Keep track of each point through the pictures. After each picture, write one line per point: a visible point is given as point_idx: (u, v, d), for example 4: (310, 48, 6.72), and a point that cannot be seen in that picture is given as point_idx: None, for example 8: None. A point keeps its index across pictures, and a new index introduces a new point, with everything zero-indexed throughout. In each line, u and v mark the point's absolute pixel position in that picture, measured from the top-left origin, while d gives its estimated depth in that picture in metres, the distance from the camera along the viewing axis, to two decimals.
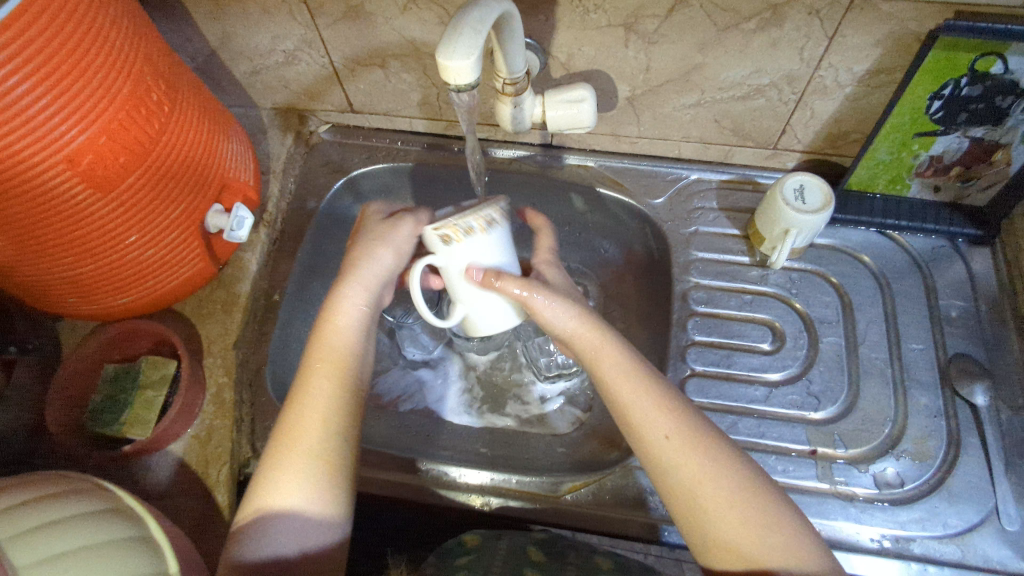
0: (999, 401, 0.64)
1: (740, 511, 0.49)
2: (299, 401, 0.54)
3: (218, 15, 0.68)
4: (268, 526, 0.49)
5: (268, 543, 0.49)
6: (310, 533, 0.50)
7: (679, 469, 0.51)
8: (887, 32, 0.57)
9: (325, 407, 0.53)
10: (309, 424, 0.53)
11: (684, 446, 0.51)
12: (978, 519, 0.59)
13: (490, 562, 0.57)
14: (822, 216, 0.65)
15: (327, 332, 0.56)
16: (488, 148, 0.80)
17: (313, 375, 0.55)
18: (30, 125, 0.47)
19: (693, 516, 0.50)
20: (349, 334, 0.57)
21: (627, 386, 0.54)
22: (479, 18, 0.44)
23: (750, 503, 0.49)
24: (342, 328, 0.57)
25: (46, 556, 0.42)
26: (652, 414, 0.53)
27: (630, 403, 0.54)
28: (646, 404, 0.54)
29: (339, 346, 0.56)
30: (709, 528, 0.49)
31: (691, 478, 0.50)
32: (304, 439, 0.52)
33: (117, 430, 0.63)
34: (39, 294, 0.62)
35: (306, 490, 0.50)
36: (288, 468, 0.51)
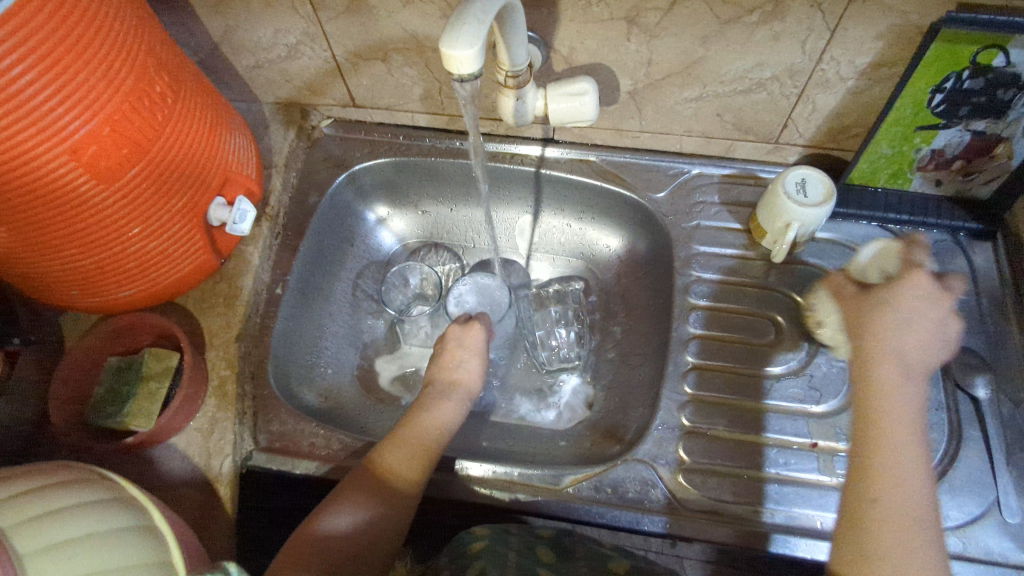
0: (1001, 394, 0.64)
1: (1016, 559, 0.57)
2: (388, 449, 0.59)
3: (221, 9, 0.68)
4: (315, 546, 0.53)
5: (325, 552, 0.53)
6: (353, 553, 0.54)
7: (879, 508, 0.55)
8: (889, 24, 0.57)
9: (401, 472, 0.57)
10: (387, 480, 0.57)
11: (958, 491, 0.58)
12: (979, 511, 0.59)
13: (505, 559, 0.58)
14: (824, 210, 0.65)
15: (421, 426, 0.61)
16: (491, 142, 0.80)
17: (403, 445, 0.59)
18: (33, 116, 0.47)
19: (857, 550, 0.54)
20: (439, 432, 0.61)
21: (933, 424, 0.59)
22: (483, 9, 0.44)
23: (948, 562, 0.53)
24: (435, 425, 0.61)
25: (50, 544, 0.42)
26: (908, 450, 0.57)
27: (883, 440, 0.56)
28: (890, 450, 0.56)
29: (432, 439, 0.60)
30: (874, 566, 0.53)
31: (895, 532, 0.54)
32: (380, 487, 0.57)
33: (121, 422, 0.63)
34: (42, 286, 0.62)
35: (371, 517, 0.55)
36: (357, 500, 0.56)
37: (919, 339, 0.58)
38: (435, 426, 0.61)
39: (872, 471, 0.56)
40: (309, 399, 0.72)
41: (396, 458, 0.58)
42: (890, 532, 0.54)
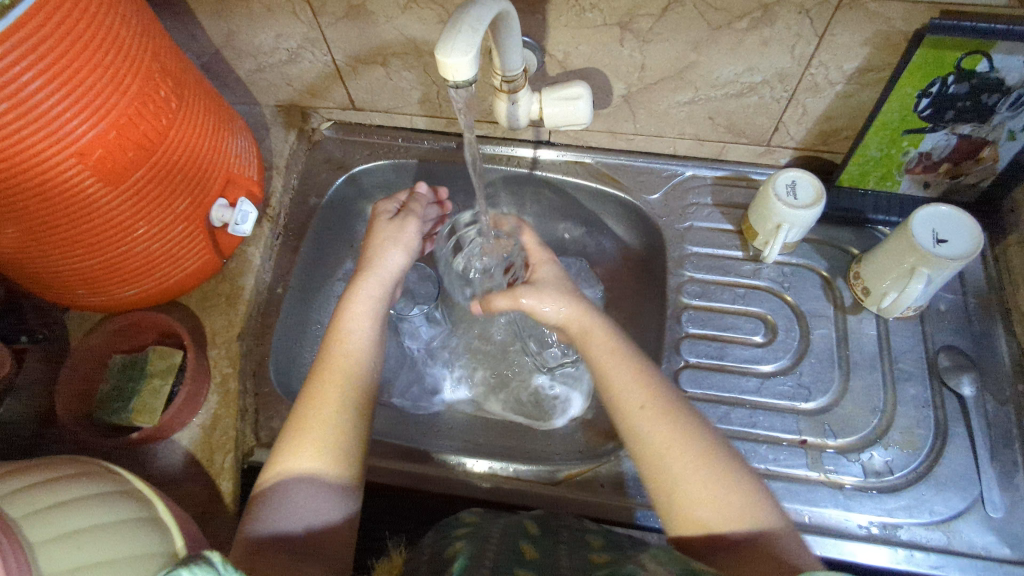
0: (985, 392, 0.65)
1: (737, 514, 0.50)
2: (310, 401, 0.55)
3: (223, 14, 0.70)
4: (283, 515, 0.51)
5: (284, 520, 0.51)
6: (327, 506, 0.52)
7: (661, 442, 0.54)
8: (875, 30, 0.58)
9: (330, 406, 0.55)
10: (315, 417, 0.54)
11: (678, 444, 0.53)
12: (963, 506, 0.60)
13: (489, 534, 0.56)
14: (813, 211, 0.66)
15: (335, 361, 0.58)
16: (488, 145, 0.82)
17: (320, 380, 0.56)
18: (40, 121, 0.49)
19: (661, 481, 0.53)
20: (352, 339, 0.59)
21: (626, 384, 0.57)
22: (478, 17, 0.45)
23: (762, 506, 0.51)
24: (349, 349, 0.59)
25: (61, 533, 0.44)
26: (681, 416, 0.55)
27: (618, 386, 0.58)
28: (658, 391, 0.57)
29: (350, 371, 0.57)
30: (685, 513, 0.51)
31: (685, 470, 0.52)
32: (313, 426, 0.54)
33: (126, 418, 0.65)
34: (49, 285, 0.64)
35: (323, 459, 0.52)
36: (299, 444, 0.53)
37: (896, 291, 0.65)
38: (355, 343, 0.59)
39: (625, 392, 0.57)
40: None
41: (319, 394, 0.55)
42: (691, 487, 0.52)
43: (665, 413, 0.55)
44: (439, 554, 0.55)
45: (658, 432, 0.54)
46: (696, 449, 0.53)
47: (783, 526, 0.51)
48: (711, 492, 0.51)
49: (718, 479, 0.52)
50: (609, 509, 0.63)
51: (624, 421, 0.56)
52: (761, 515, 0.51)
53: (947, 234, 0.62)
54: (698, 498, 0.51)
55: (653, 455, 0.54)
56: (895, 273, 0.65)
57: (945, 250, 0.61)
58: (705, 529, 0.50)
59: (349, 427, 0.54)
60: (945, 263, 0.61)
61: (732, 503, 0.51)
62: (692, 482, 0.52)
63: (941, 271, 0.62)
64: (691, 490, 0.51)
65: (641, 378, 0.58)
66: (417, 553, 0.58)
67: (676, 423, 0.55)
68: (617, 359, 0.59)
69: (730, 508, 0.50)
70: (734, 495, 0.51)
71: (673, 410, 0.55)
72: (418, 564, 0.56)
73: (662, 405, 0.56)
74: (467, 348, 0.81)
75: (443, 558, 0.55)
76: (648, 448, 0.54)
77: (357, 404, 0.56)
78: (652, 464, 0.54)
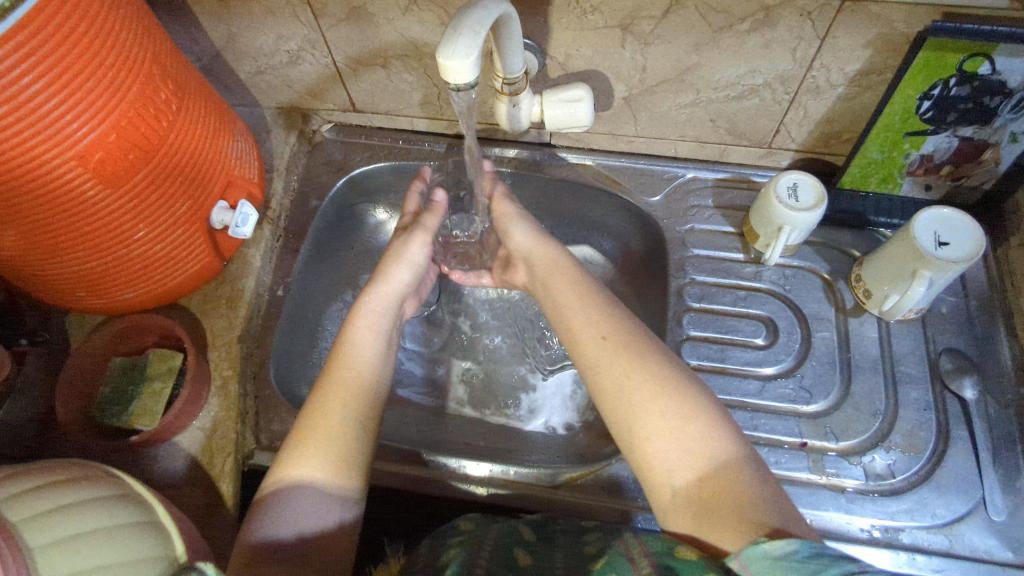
0: (988, 395, 0.65)
1: (696, 451, 0.49)
2: (318, 403, 0.56)
3: (224, 16, 0.69)
4: (280, 518, 0.50)
5: (281, 524, 0.50)
6: (324, 513, 0.51)
7: (618, 379, 0.54)
8: (877, 33, 0.58)
9: (343, 414, 0.55)
10: (327, 423, 0.54)
11: (635, 377, 0.53)
12: (965, 510, 0.60)
13: (484, 540, 0.56)
14: (815, 213, 0.66)
15: (343, 365, 0.58)
16: (489, 147, 0.81)
17: (332, 386, 0.57)
18: (40, 125, 0.49)
19: (620, 418, 0.53)
20: (365, 353, 0.60)
21: (587, 325, 0.58)
22: (479, 20, 0.45)
23: (719, 435, 0.50)
24: (358, 355, 0.59)
25: (60, 538, 0.44)
26: (640, 351, 0.55)
27: (579, 327, 0.59)
28: (617, 329, 0.57)
29: (358, 377, 0.58)
30: (645, 451, 0.51)
31: (643, 405, 0.52)
32: (321, 426, 0.54)
33: (125, 421, 0.65)
34: (48, 288, 0.64)
35: (325, 467, 0.52)
36: (307, 447, 0.53)
37: (896, 296, 0.66)
38: (364, 353, 0.60)
39: (585, 332, 0.58)
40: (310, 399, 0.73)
41: (331, 401, 0.56)
42: (649, 421, 0.51)
43: (624, 347, 0.56)
44: (439, 556, 0.55)
45: (616, 371, 0.54)
46: (652, 383, 0.53)
47: (746, 457, 0.49)
48: (668, 428, 0.51)
49: (675, 411, 0.51)
50: (610, 512, 0.63)
51: (585, 360, 0.57)
52: (721, 448, 0.49)
53: (950, 238, 0.62)
54: (655, 431, 0.51)
55: (614, 392, 0.54)
56: (897, 275, 0.65)
57: (947, 253, 0.61)
58: (665, 472, 0.50)
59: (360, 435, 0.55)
60: (947, 267, 0.60)
61: (691, 438, 0.50)
62: (651, 419, 0.51)
63: (943, 275, 0.62)
64: (648, 424, 0.51)
65: (603, 317, 0.58)
66: (416, 556, 0.58)
67: (634, 356, 0.55)
68: (583, 304, 0.60)
69: (689, 440, 0.50)
70: (692, 428, 0.50)
71: (633, 346, 0.55)
72: (416, 568, 0.56)
73: (623, 341, 0.56)
74: (468, 349, 0.81)
75: (443, 560, 0.54)
76: (607, 389, 0.54)
77: (360, 407, 0.56)
78: (612, 405, 0.54)
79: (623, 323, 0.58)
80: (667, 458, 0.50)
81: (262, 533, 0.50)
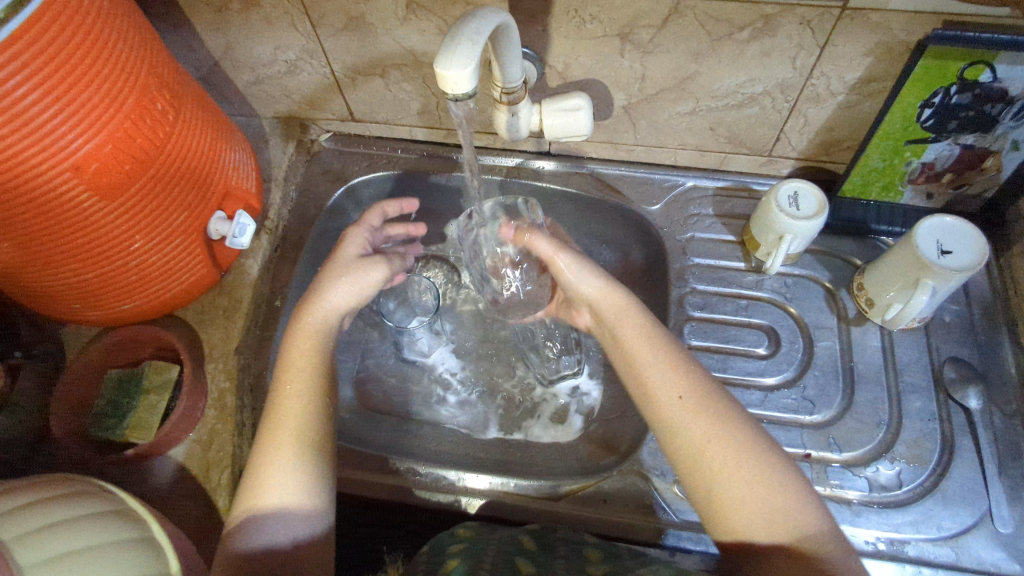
0: (993, 405, 0.64)
1: (782, 516, 0.48)
2: (273, 414, 0.55)
3: (221, 27, 0.69)
4: (258, 520, 0.50)
5: (256, 535, 0.50)
6: (299, 523, 0.51)
7: (697, 438, 0.52)
8: (877, 41, 0.58)
9: (299, 409, 0.55)
10: (287, 422, 0.54)
11: (717, 437, 0.51)
12: (971, 522, 0.59)
13: (485, 554, 0.55)
14: (816, 222, 0.66)
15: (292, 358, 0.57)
16: (487, 156, 0.81)
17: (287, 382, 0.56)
18: (34, 135, 0.48)
19: (698, 478, 0.51)
20: (321, 335, 0.59)
21: (661, 375, 0.55)
22: (477, 30, 0.45)
23: (806, 502, 0.49)
24: (308, 342, 0.58)
25: (51, 556, 0.43)
26: (718, 406, 0.53)
27: (653, 377, 0.55)
28: (691, 377, 0.55)
29: (310, 363, 0.57)
30: (724, 513, 0.50)
31: (726, 468, 0.50)
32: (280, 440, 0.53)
33: (121, 435, 0.65)
34: (44, 300, 0.63)
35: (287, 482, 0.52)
36: (271, 455, 0.52)
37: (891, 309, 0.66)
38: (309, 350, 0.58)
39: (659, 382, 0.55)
40: None
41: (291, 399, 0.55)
42: (734, 485, 0.50)
43: (704, 404, 0.53)
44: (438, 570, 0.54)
45: (694, 428, 0.52)
46: (744, 448, 0.51)
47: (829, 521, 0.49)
48: (750, 491, 0.49)
49: (759, 476, 0.50)
50: (611, 524, 0.62)
51: (659, 412, 0.54)
52: (806, 513, 0.48)
53: (953, 247, 0.61)
54: (738, 494, 0.49)
55: (691, 451, 0.52)
56: (903, 287, 0.64)
57: (954, 262, 0.60)
58: (742, 529, 0.49)
59: (323, 432, 0.55)
60: (955, 276, 0.60)
61: (773, 503, 0.49)
62: (732, 484, 0.50)
63: (946, 285, 0.61)
64: (732, 489, 0.50)
65: (677, 368, 0.55)
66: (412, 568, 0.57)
67: (714, 415, 0.52)
68: (653, 352, 0.56)
69: (772, 506, 0.49)
70: (776, 494, 0.49)
71: (711, 404, 0.53)
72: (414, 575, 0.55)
73: (699, 396, 0.54)
74: (469, 360, 0.80)
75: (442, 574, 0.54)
76: (688, 446, 0.52)
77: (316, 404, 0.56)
78: (690, 459, 0.52)
79: (708, 386, 0.55)
80: (759, 519, 0.48)
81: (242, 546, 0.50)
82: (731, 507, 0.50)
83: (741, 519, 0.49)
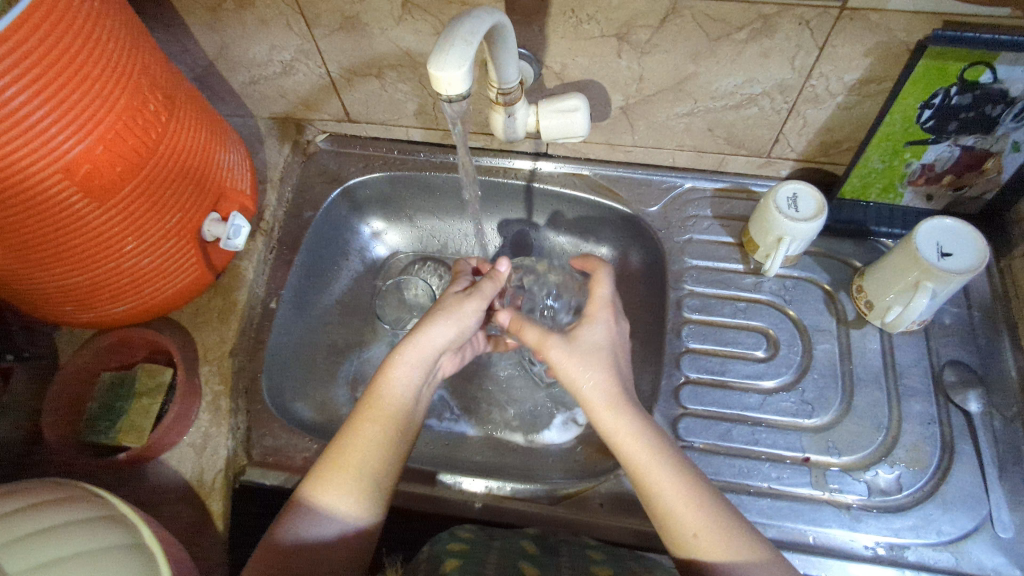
0: (993, 408, 0.64)
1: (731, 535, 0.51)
2: (351, 429, 0.55)
3: (215, 26, 0.69)
4: (312, 514, 0.52)
5: (305, 528, 0.52)
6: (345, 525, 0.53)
7: (644, 462, 0.54)
8: (876, 41, 0.57)
9: (375, 440, 0.55)
10: (357, 451, 0.54)
11: (659, 459, 0.54)
12: (971, 526, 0.59)
13: (485, 558, 0.54)
14: (814, 224, 0.65)
15: (380, 396, 0.57)
16: (484, 157, 0.81)
17: (366, 417, 0.56)
18: (24, 137, 0.48)
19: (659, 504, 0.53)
20: (402, 398, 0.57)
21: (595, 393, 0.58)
22: (471, 29, 0.44)
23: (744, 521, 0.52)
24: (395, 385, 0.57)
25: (39, 563, 0.43)
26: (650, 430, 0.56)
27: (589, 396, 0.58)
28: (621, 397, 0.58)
29: (392, 405, 0.57)
30: (684, 535, 0.52)
31: (678, 492, 0.53)
32: (350, 457, 0.54)
33: (113, 438, 0.64)
34: (36, 303, 0.63)
35: (349, 491, 0.53)
36: (341, 468, 0.54)
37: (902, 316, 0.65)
38: (396, 397, 0.57)
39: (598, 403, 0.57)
40: (303, 413, 0.72)
41: (365, 431, 0.55)
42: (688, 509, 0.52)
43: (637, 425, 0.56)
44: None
45: (640, 452, 0.55)
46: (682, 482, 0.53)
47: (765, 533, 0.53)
48: (701, 514, 0.52)
49: (706, 498, 0.53)
50: (608, 528, 0.61)
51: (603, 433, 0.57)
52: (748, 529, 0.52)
53: (953, 249, 0.61)
54: (692, 518, 0.52)
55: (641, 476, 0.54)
56: (901, 288, 0.64)
57: (952, 264, 0.60)
58: (700, 550, 0.51)
59: (391, 466, 0.55)
60: (954, 279, 0.59)
61: (722, 524, 0.52)
62: (685, 507, 0.52)
63: (949, 289, 0.61)
64: (687, 514, 0.52)
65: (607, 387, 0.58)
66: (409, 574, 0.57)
67: (648, 434, 0.56)
68: (586, 371, 0.59)
69: (724, 527, 0.51)
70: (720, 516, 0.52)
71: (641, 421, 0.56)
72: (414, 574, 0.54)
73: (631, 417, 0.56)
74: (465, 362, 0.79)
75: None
76: (639, 476, 0.54)
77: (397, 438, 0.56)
78: (642, 482, 0.54)
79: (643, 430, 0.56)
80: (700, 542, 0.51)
81: (290, 534, 0.51)
82: (686, 530, 0.52)
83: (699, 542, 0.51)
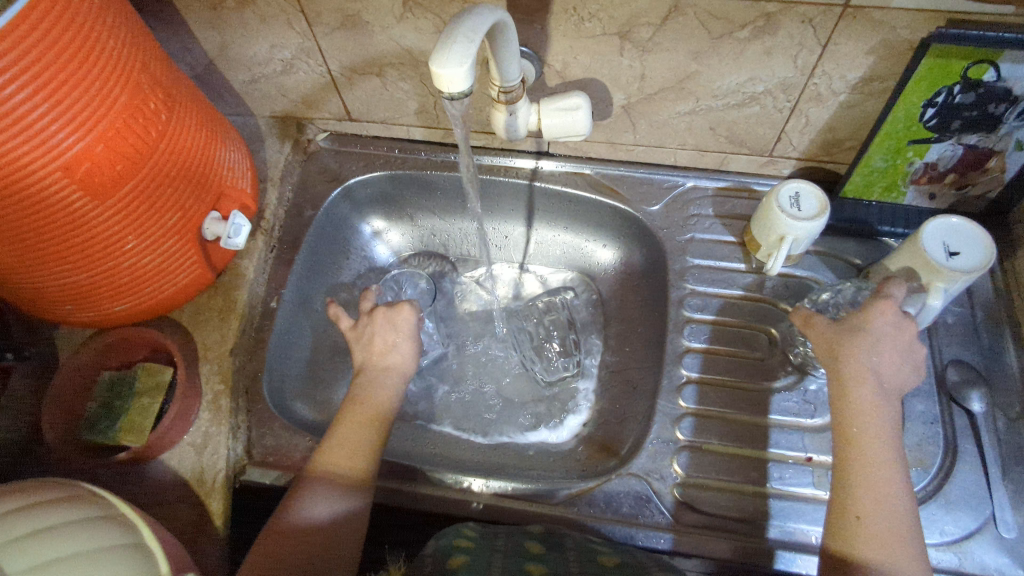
0: (996, 408, 0.63)
1: (899, 518, 0.51)
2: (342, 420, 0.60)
3: (216, 25, 0.69)
4: (306, 497, 0.55)
5: (303, 511, 0.55)
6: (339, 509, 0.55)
7: (861, 439, 0.53)
8: (879, 40, 0.57)
9: (363, 428, 0.60)
10: (350, 439, 0.59)
11: (877, 436, 0.53)
12: (975, 526, 0.59)
13: (490, 559, 0.53)
14: (816, 222, 0.65)
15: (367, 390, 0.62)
16: (485, 155, 0.80)
17: (353, 412, 0.61)
18: (25, 135, 0.48)
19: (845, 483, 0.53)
20: (384, 397, 0.63)
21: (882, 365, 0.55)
22: (473, 27, 0.44)
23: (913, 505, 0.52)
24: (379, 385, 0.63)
25: (38, 563, 0.42)
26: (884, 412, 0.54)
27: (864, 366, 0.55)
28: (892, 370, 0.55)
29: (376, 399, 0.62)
30: (857, 514, 0.51)
31: (867, 475, 0.52)
32: (342, 442, 0.59)
33: (113, 438, 0.64)
34: (36, 302, 0.63)
35: (342, 475, 0.57)
36: (333, 453, 0.58)
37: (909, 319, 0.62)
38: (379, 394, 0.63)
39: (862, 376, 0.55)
40: (303, 413, 0.72)
41: (353, 423, 0.60)
42: (864, 491, 0.52)
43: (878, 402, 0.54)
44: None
45: (866, 429, 0.54)
46: (890, 474, 0.52)
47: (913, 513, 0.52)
48: (874, 493, 0.52)
49: (879, 480, 0.52)
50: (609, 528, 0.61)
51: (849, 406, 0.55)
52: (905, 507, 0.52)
53: (957, 246, 0.61)
54: (867, 501, 0.51)
55: (849, 454, 0.53)
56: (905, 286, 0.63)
57: (957, 262, 0.60)
58: (870, 533, 0.50)
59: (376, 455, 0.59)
60: (958, 279, 0.59)
61: (888, 506, 0.51)
62: (864, 489, 0.52)
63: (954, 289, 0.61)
64: (866, 492, 0.52)
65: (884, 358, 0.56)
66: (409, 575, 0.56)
67: (888, 414, 0.54)
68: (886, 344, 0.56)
69: (895, 509, 0.51)
70: (891, 497, 0.51)
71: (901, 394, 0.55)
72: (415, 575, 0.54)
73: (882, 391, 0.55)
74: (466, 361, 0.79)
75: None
76: (856, 456, 0.53)
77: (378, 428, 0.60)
78: (848, 461, 0.53)
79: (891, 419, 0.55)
80: (867, 535, 0.50)
81: (288, 517, 0.55)
82: (854, 511, 0.51)
83: (867, 526, 0.51)
